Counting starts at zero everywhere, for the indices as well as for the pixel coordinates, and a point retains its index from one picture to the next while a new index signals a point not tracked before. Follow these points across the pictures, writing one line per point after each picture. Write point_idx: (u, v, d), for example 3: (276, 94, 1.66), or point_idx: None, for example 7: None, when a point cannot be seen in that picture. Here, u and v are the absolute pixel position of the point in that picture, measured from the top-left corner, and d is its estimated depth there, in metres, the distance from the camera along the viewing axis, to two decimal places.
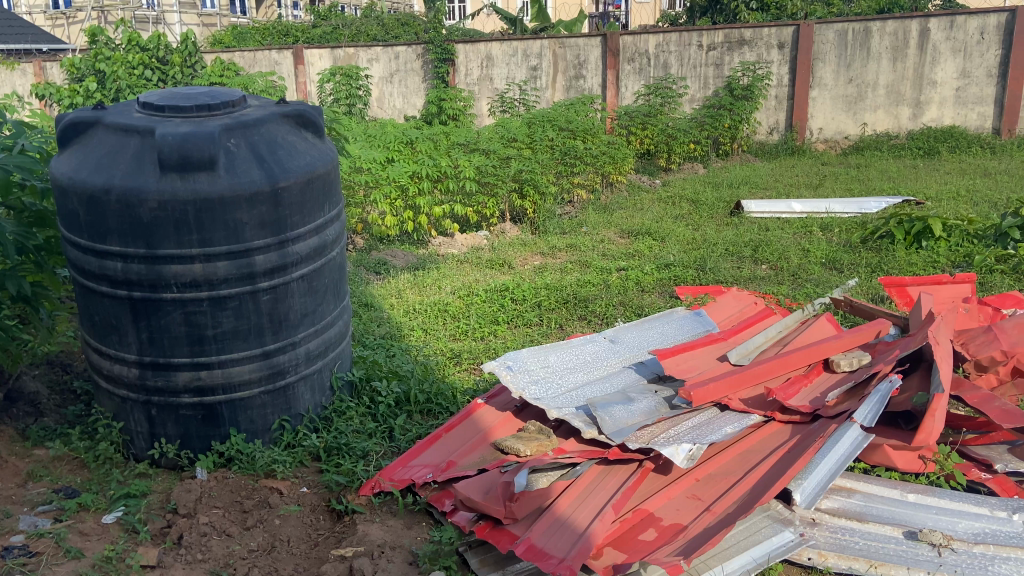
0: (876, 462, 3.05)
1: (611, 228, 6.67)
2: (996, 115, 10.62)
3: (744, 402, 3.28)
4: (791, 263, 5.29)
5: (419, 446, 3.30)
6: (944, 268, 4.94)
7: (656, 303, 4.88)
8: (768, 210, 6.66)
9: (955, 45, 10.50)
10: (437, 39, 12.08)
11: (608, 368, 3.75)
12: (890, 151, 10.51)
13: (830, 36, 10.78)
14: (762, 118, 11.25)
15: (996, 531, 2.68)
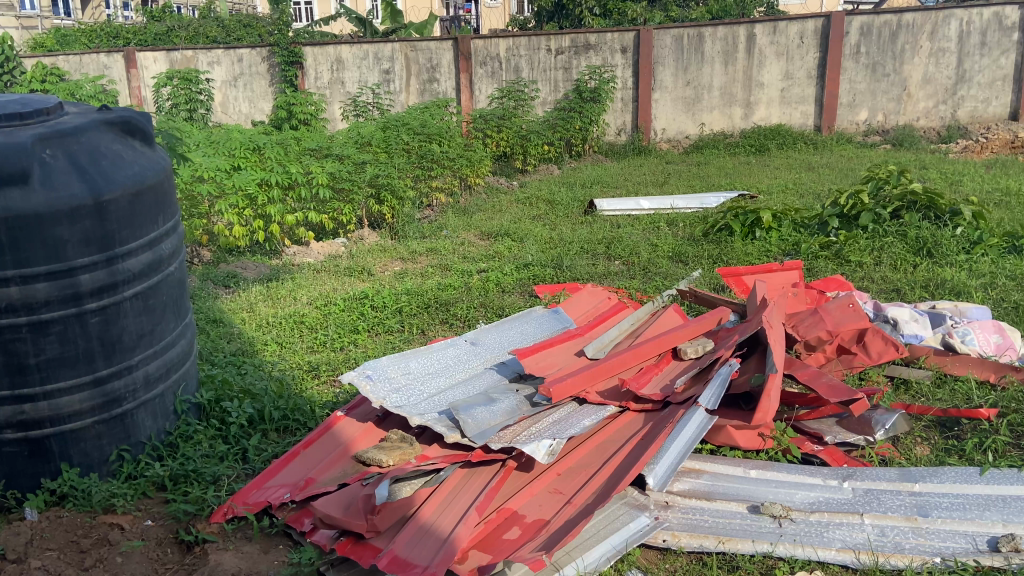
0: (720, 443, 3.22)
1: (470, 231, 6.69)
2: (817, 114, 11.52)
3: (601, 394, 3.39)
4: (642, 258, 5.52)
5: (275, 466, 3.16)
6: (776, 256, 5.30)
7: (516, 303, 4.93)
8: (619, 208, 6.93)
9: (778, 49, 11.34)
10: (282, 41, 11.69)
11: (470, 370, 3.75)
12: (726, 148, 11.19)
13: (667, 41, 11.36)
14: (610, 120, 11.71)
15: (829, 499, 2.85)
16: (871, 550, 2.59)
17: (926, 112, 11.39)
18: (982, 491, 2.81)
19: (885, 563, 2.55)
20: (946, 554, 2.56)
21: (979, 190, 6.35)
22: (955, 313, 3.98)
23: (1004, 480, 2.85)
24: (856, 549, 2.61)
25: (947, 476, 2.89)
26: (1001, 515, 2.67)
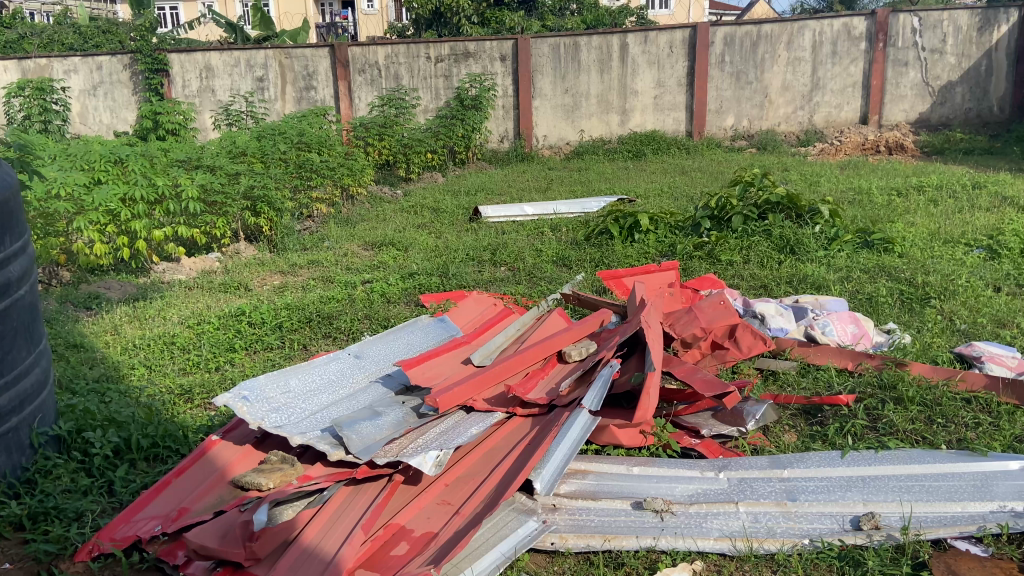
0: (604, 442, 3.27)
1: (354, 241, 6.56)
2: (688, 120, 12.04)
3: (488, 402, 3.38)
4: (526, 264, 5.57)
5: (145, 498, 2.96)
6: (654, 257, 5.48)
7: (401, 313, 4.86)
8: (504, 214, 6.98)
9: (650, 58, 11.77)
10: (146, 48, 11.09)
11: (354, 385, 3.66)
12: (606, 154, 11.54)
13: (545, 49, 11.60)
14: (492, 127, 11.88)
15: (706, 490, 2.96)
16: (746, 536, 2.69)
17: (786, 117, 12.09)
18: (844, 473, 2.97)
19: (759, 549, 2.66)
20: (814, 535, 2.69)
21: (835, 190, 6.80)
22: (815, 306, 4.24)
23: (863, 460, 3.03)
24: (733, 536, 2.70)
25: (812, 462, 3.05)
26: (861, 495, 2.83)
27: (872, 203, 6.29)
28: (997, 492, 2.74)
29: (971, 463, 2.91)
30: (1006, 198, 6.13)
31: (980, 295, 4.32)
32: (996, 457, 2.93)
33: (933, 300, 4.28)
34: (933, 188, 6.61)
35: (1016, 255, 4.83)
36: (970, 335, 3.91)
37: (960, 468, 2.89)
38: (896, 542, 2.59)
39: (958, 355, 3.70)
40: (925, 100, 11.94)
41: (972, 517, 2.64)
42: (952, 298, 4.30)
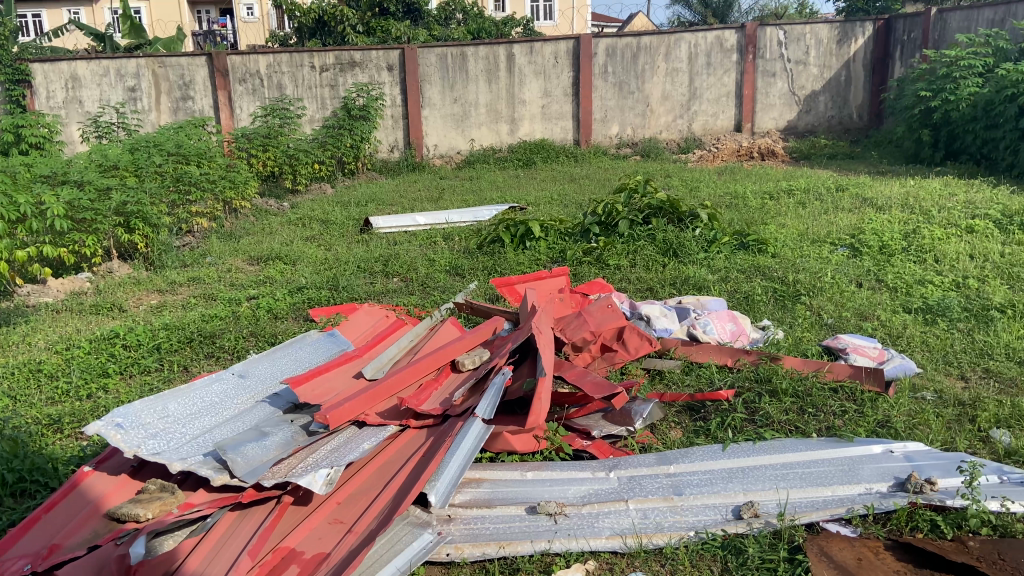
0: (498, 449, 3.28)
1: (238, 256, 6.33)
2: (575, 128, 12.34)
3: (380, 416, 3.33)
4: (419, 274, 5.55)
5: (9, 538, 2.74)
6: (545, 264, 5.57)
7: (289, 329, 4.73)
8: (395, 224, 6.93)
9: (536, 69, 11.99)
10: (3, 57, 10.36)
11: (238, 406, 3.52)
12: (496, 163, 11.66)
13: (432, 59, 11.62)
14: (382, 137, 11.81)
15: (598, 490, 3.01)
16: (636, 533, 2.77)
17: (667, 126, 12.58)
18: (726, 465, 3.10)
19: (648, 544, 2.73)
20: (699, 527, 2.79)
21: (714, 195, 7.12)
22: (697, 306, 4.43)
23: (741, 452, 3.17)
24: (623, 534, 2.77)
25: (696, 456, 3.17)
26: (742, 485, 2.95)
27: (747, 206, 6.63)
28: (862, 474, 2.92)
29: (839, 449, 3.10)
30: (865, 200, 6.60)
31: (844, 291, 4.62)
32: (860, 441, 3.14)
33: (803, 297, 4.55)
34: (801, 191, 7.03)
35: (875, 252, 5.20)
36: (836, 328, 4.18)
37: (829, 454, 3.08)
38: (774, 528, 2.71)
39: (826, 347, 3.95)
40: (792, 109, 12.71)
41: (841, 500, 2.81)
42: (820, 295, 4.58)
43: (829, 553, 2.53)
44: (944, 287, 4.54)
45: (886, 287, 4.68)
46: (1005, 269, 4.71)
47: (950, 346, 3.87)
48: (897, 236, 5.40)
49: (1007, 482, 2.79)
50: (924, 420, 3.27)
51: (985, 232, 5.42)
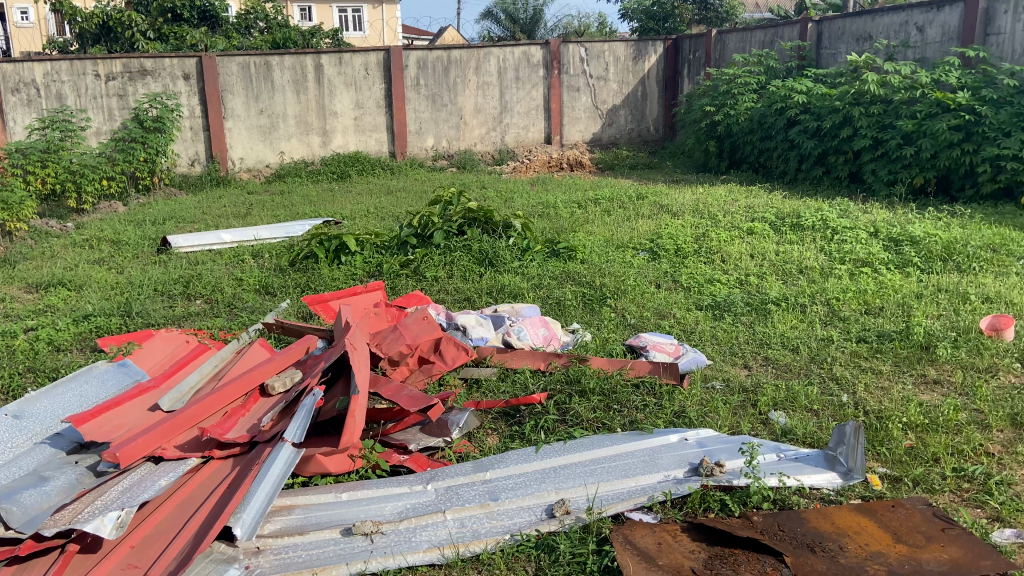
0: (311, 473, 3.18)
1: (12, 284, 5.70)
2: (389, 141, 12.29)
3: (180, 448, 3.12)
4: (225, 294, 5.27)
5: None
6: (361, 278, 5.48)
7: (75, 361, 4.31)
8: (197, 243, 6.54)
9: (346, 79, 11.83)
10: None
11: (13, 449, 3.15)
12: (308, 176, 11.36)
13: (233, 68, 11.19)
14: (181, 150, 11.16)
15: (414, 505, 2.98)
16: (452, 543, 2.77)
17: (480, 138, 12.84)
18: (539, 466, 3.19)
19: (465, 552, 2.74)
20: (514, 529, 2.84)
21: (527, 205, 7.35)
22: (512, 313, 4.54)
23: (553, 453, 3.28)
24: (440, 546, 2.76)
25: (511, 460, 3.24)
26: (554, 484, 3.05)
27: (557, 215, 6.90)
28: (662, 463, 3.12)
29: (641, 441, 3.29)
30: (662, 207, 7.09)
31: (645, 292, 4.93)
32: (660, 432, 3.37)
33: (609, 300, 4.80)
34: (606, 200, 7.43)
35: (671, 255, 5.60)
36: (638, 327, 4.46)
37: (632, 447, 3.27)
38: (583, 523, 2.83)
39: (630, 346, 4.20)
40: (596, 122, 13.43)
41: (643, 489, 2.98)
42: (623, 297, 4.87)
43: (632, 540, 2.66)
44: (730, 285, 4.98)
45: (682, 287, 5.05)
46: (780, 266, 5.24)
47: (736, 339, 4.25)
48: (689, 239, 5.85)
49: (784, 459, 3.09)
50: (714, 408, 3.56)
51: (762, 233, 6.01)
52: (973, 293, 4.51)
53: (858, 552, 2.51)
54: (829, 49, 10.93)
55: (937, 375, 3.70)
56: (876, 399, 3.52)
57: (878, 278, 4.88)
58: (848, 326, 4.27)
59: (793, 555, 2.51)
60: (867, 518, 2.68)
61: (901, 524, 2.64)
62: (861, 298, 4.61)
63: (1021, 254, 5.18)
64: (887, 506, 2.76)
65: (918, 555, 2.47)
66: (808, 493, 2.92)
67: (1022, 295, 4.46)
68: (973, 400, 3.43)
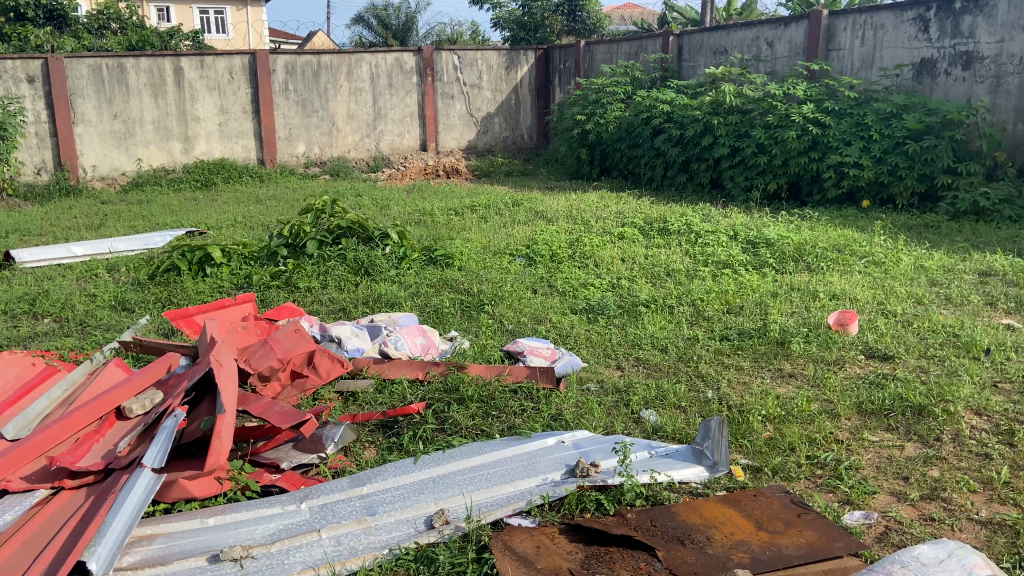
0: (174, 498, 3.00)
1: None
2: (257, 147, 11.86)
3: (25, 480, 2.87)
4: (76, 312, 4.90)
5: None
6: (228, 290, 5.24)
7: None
8: (44, 257, 6.05)
9: (209, 84, 11.35)
10: None
11: None
12: (169, 185, 10.77)
13: (83, 71, 10.51)
14: (24, 158, 10.33)
15: (287, 525, 2.86)
16: (328, 563, 2.67)
17: (354, 145, 12.60)
18: (417, 477, 3.14)
19: (342, 571, 2.66)
20: (393, 543, 2.78)
21: (403, 213, 7.27)
22: (388, 323, 4.48)
23: (431, 463, 3.24)
24: (315, 566, 2.66)
25: (388, 473, 3.17)
26: (432, 495, 3.02)
27: (433, 223, 6.87)
28: (539, 467, 3.16)
29: (519, 447, 3.32)
30: (537, 213, 7.21)
31: (521, 298, 4.99)
32: (537, 436, 3.41)
33: (486, 307, 4.82)
34: (482, 207, 7.47)
35: (547, 261, 5.69)
36: (516, 333, 4.49)
37: (510, 453, 3.29)
38: (462, 532, 2.81)
39: (507, 351, 4.22)
40: (471, 130, 13.51)
41: (522, 493, 3.00)
42: (501, 303, 4.90)
43: (511, 545, 2.67)
44: (603, 289, 5.12)
45: (557, 292, 5.14)
46: (649, 270, 5.44)
47: (609, 341, 4.37)
48: (564, 245, 5.97)
49: (655, 455, 3.20)
50: (589, 409, 3.64)
51: (632, 238, 6.22)
52: (822, 291, 4.85)
53: (724, 541, 2.63)
54: (689, 62, 11.49)
55: (792, 369, 3.95)
56: (738, 394, 3.72)
57: (738, 279, 5.16)
58: (712, 326, 4.49)
59: (665, 549, 2.60)
60: (732, 509, 2.82)
61: (762, 512, 2.79)
62: (723, 298, 4.86)
63: (863, 254, 5.62)
64: (750, 496, 2.90)
65: (778, 540, 2.61)
66: (678, 488, 3.03)
67: (864, 292, 4.84)
68: (823, 391, 3.69)
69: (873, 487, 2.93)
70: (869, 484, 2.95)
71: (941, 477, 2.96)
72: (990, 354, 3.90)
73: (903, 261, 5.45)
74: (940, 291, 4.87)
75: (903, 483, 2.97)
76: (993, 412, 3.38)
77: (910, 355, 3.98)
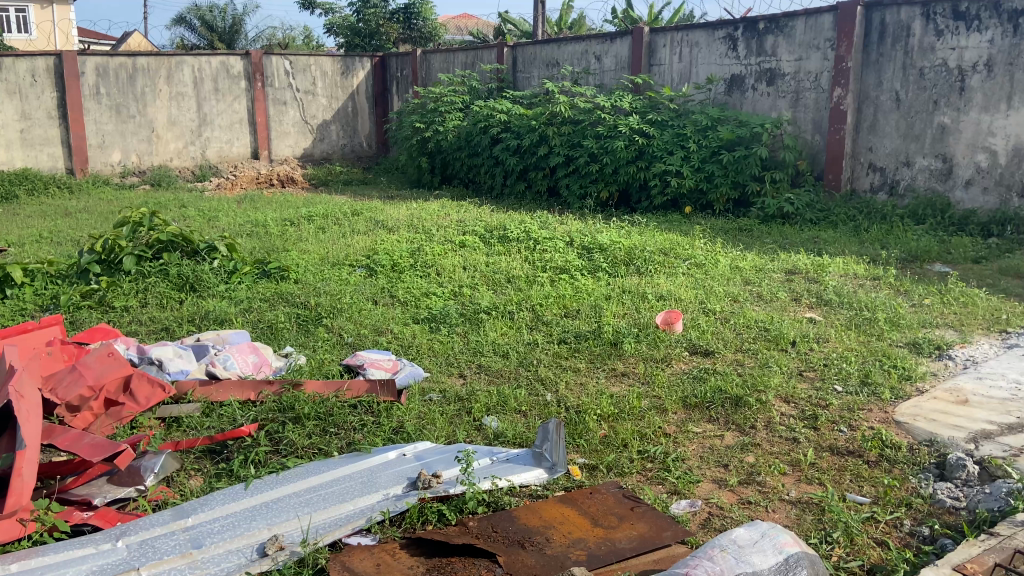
0: None
1: None
2: (66, 156, 10.88)
3: None
4: None
5: None
6: (31, 313, 4.75)
7: None
8: None
9: (7, 87, 10.32)
10: None
11: None
12: None
13: None
14: None
15: (102, 566, 2.58)
16: None
17: (178, 152, 11.86)
18: (250, 504, 2.97)
19: None
20: None
21: (234, 224, 6.92)
22: (217, 341, 4.23)
23: (265, 487, 3.08)
24: None
25: (217, 501, 2.97)
26: (266, 521, 2.85)
27: (267, 234, 6.59)
28: (380, 482, 3.09)
29: (358, 464, 3.23)
30: (377, 222, 7.11)
31: (361, 309, 4.88)
32: (378, 451, 3.34)
33: (324, 320, 4.68)
34: (319, 217, 7.26)
35: (387, 271, 5.62)
36: (355, 346, 4.39)
37: (349, 470, 3.19)
38: (298, 557, 2.67)
39: (346, 365, 4.11)
40: (306, 137, 13.12)
41: (361, 511, 2.92)
42: (339, 315, 4.77)
43: (350, 566, 2.59)
44: (444, 297, 5.12)
45: (398, 302, 5.08)
46: (489, 277, 5.50)
47: (451, 349, 4.37)
48: (405, 254, 5.91)
49: (496, 461, 3.22)
50: (431, 420, 3.62)
51: (473, 246, 6.27)
52: (651, 293, 5.12)
53: (562, 541, 2.68)
54: (523, 73, 11.82)
55: (624, 368, 4.12)
56: (576, 395, 3.84)
57: (574, 284, 5.33)
58: (550, 329, 4.60)
59: (505, 554, 2.61)
60: (570, 508, 2.89)
61: (597, 508, 2.88)
62: (561, 302, 5.00)
63: (686, 257, 5.99)
64: (586, 494, 2.99)
65: (612, 535, 2.71)
66: (518, 492, 3.06)
67: (687, 292, 5.15)
68: (653, 387, 3.88)
69: (697, 476, 3.11)
70: (694, 473, 3.13)
71: (755, 462, 3.19)
72: (796, 345, 4.27)
73: (722, 262, 5.87)
74: (753, 290, 5.27)
75: (723, 470, 3.17)
76: (800, 399, 3.69)
77: (728, 350, 4.28)
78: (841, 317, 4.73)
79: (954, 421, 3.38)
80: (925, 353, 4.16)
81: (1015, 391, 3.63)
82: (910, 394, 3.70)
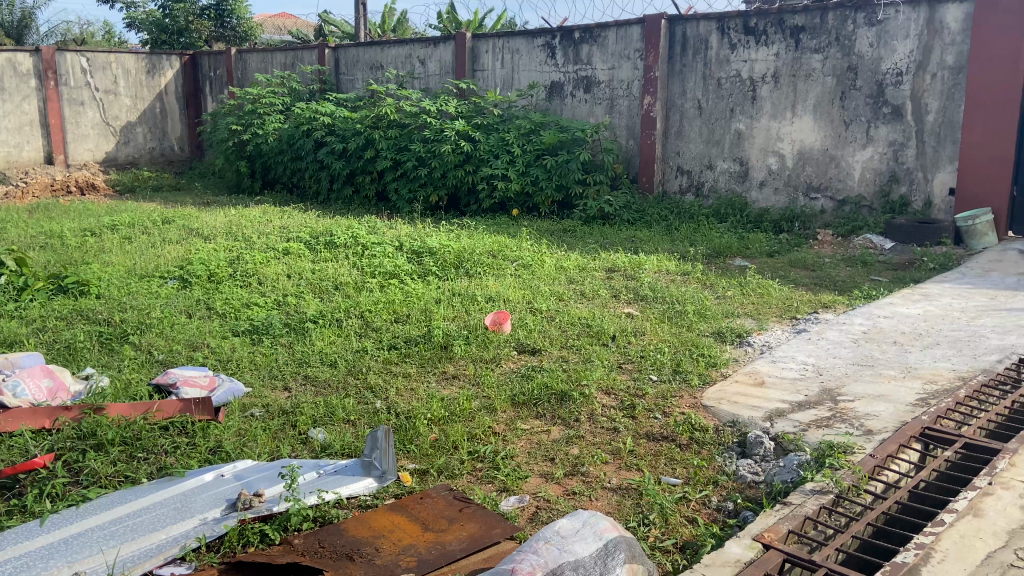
0: None
1: None
2: None
3: None
4: None
5: None
6: None
7: None
8: None
9: None
10: None
11: None
12: None
13: None
14: None
15: None
16: None
17: None
18: (44, 542, 2.66)
19: None
20: None
21: (22, 235, 6.24)
22: (4, 366, 3.76)
23: (62, 522, 2.77)
24: None
25: (4, 543, 2.64)
26: (64, 558, 2.57)
27: (62, 245, 6.01)
28: (196, 507, 2.89)
29: (171, 489, 3.00)
30: (191, 230, 6.69)
31: (173, 324, 4.56)
32: (193, 474, 3.12)
33: (131, 337, 4.34)
34: (124, 226, 6.71)
35: (203, 281, 5.30)
36: (167, 363, 4.09)
37: (160, 497, 2.95)
38: None
39: (156, 385, 3.81)
40: (108, 140, 12.11)
41: (174, 539, 2.70)
42: (149, 331, 4.43)
43: None
44: (267, 307, 4.89)
45: (216, 314, 4.80)
46: (315, 284, 5.34)
47: (274, 361, 4.19)
48: (223, 263, 5.61)
49: (323, 474, 3.11)
50: (252, 437, 3.44)
51: (297, 252, 6.06)
52: (479, 295, 5.18)
53: (392, 549, 2.64)
54: (346, 75, 11.60)
55: (454, 370, 4.14)
56: (406, 400, 3.80)
57: (403, 288, 5.29)
58: (379, 336, 4.53)
59: (333, 568, 2.53)
60: (400, 515, 2.85)
61: (427, 513, 2.86)
62: (390, 307, 4.94)
63: (513, 258, 6.12)
64: (416, 499, 2.96)
65: (442, 538, 2.70)
66: (347, 503, 2.98)
67: (514, 292, 5.27)
68: (482, 388, 3.92)
69: (524, 472, 3.18)
70: (522, 469, 3.19)
71: (579, 454, 3.31)
72: (616, 339, 4.49)
73: (547, 262, 6.06)
74: (576, 288, 5.48)
75: (550, 463, 3.26)
76: (619, 390, 3.87)
77: (553, 347, 4.41)
78: (656, 310, 5.04)
79: (754, 402, 3.68)
80: (729, 341, 4.51)
81: (803, 371, 4.03)
82: (716, 379, 4.00)
